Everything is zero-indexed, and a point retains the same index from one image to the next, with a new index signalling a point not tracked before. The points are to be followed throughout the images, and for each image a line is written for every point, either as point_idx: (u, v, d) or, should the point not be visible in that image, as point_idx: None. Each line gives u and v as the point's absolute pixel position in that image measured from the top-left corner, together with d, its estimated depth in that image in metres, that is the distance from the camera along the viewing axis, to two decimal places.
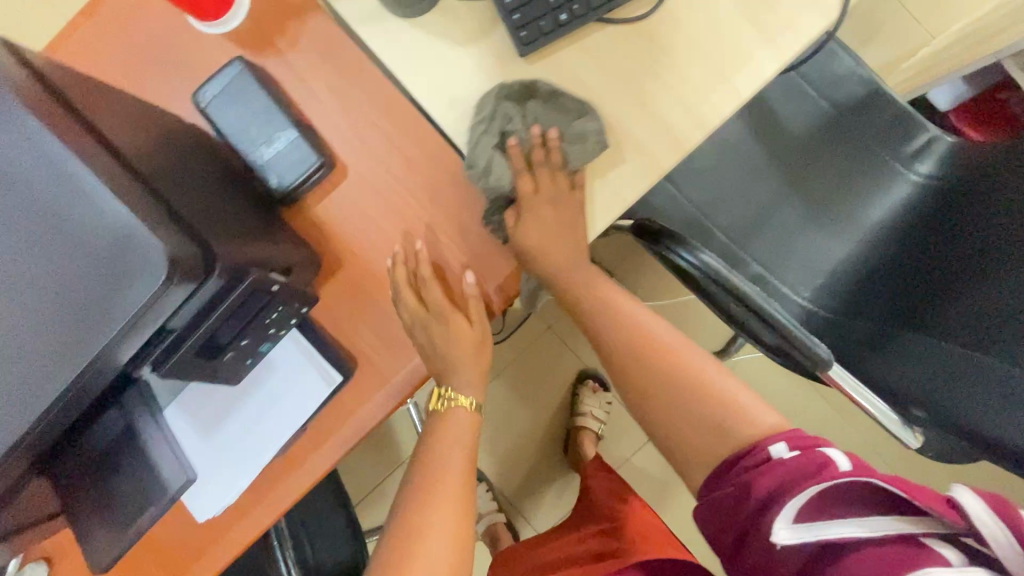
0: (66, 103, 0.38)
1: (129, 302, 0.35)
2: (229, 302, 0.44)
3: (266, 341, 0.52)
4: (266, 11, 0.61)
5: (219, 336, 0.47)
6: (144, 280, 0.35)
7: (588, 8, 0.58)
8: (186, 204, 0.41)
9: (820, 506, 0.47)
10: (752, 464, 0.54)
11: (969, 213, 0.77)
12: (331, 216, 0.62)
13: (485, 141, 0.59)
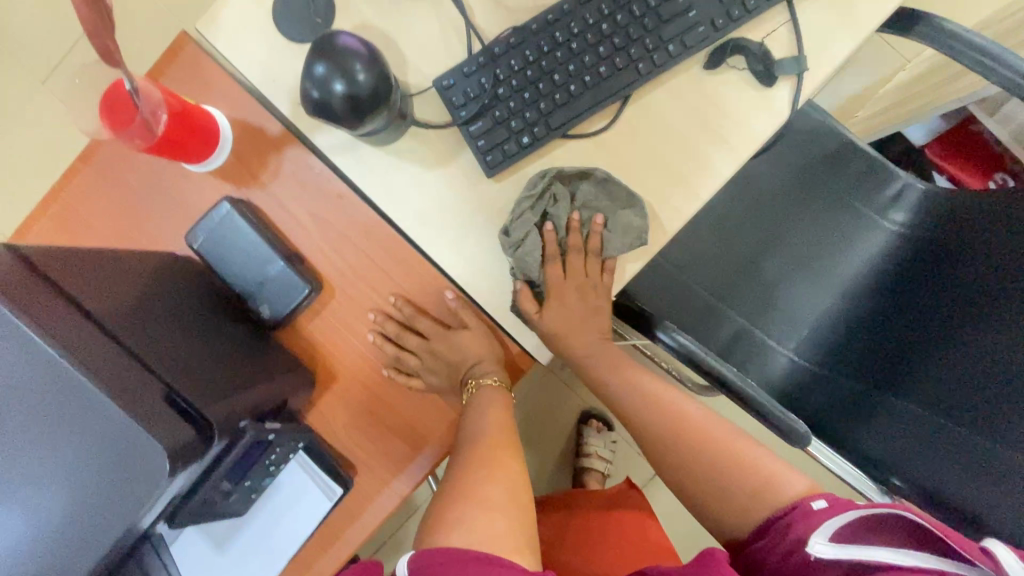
0: (80, 306, 0.43)
1: (133, 498, 0.39)
2: (234, 455, 0.48)
3: (267, 478, 0.56)
4: (248, 149, 0.66)
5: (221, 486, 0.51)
6: (150, 482, 0.39)
7: (548, 129, 0.61)
8: (185, 382, 0.46)
9: (861, 531, 0.50)
10: (786, 514, 0.56)
11: (958, 269, 0.78)
12: (321, 335, 0.66)
13: (529, 218, 0.61)
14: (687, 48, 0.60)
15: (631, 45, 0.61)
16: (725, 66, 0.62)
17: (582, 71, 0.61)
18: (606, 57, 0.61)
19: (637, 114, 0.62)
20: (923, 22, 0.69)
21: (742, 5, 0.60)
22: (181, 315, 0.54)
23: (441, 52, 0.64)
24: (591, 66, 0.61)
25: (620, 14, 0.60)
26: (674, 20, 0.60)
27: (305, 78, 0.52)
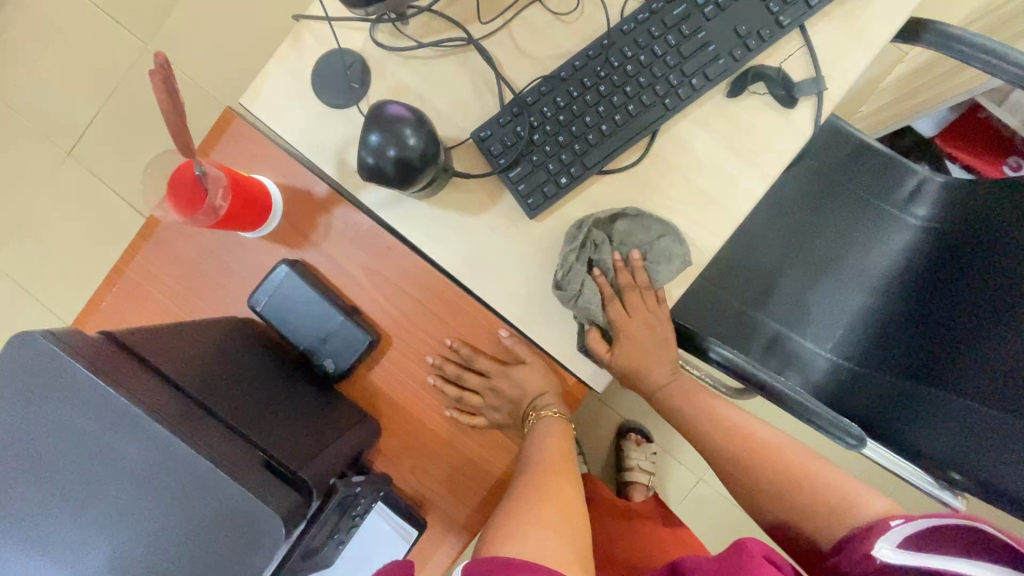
0: (180, 390, 0.47)
1: (253, 565, 0.41)
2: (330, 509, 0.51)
3: (354, 524, 0.58)
4: (298, 212, 0.69)
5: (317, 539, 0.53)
6: (273, 543, 0.41)
7: (584, 169, 0.64)
8: (280, 449, 0.48)
9: (934, 541, 0.51)
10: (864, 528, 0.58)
11: (981, 260, 0.80)
12: (383, 383, 0.68)
13: (577, 270, 0.63)
14: (710, 81, 0.63)
15: (655, 83, 0.64)
16: (747, 92, 0.65)
17: (612, 112, 0.64)
18: (633, 97, 0.64)
19: (667, 147, 0.65)
20: (929, 30, 0.72)
21: (759, 35, 0.63)
22: (260, 382, 0.57)
23: (474, 104, 0.67)
24: (619, 107, 0.64)
25: (643, 55, 0.64)
26: (694, 57, 0.63)
27: (360, 147, 0.55)
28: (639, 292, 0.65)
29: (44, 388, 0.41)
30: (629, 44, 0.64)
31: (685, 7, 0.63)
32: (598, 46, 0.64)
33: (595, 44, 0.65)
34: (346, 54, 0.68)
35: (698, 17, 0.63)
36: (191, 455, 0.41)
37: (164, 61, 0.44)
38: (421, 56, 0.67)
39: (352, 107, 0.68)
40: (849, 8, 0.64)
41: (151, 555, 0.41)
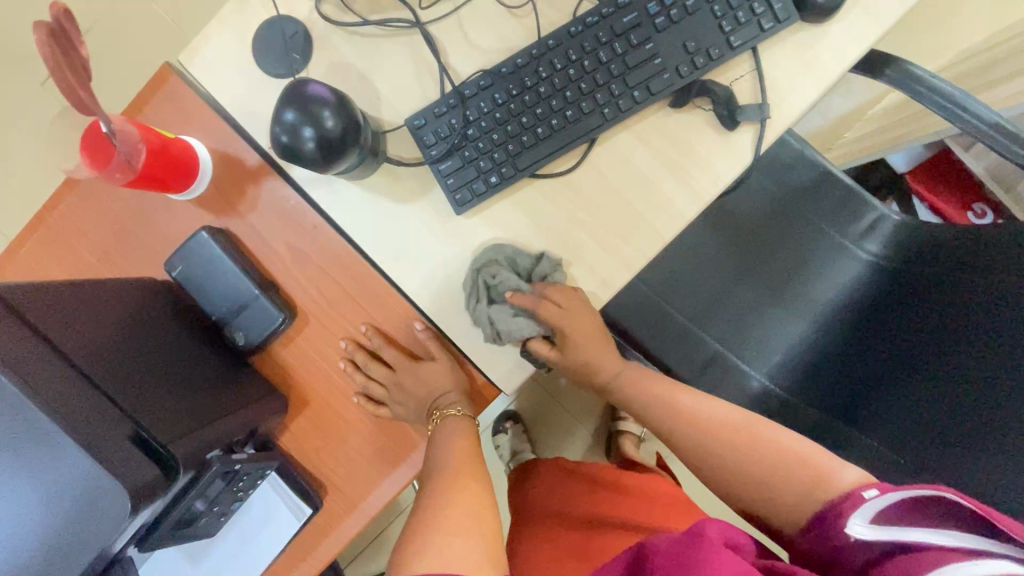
0: (56, 349, 0.46)
1: (97, 541, 0.42)
2: (205, 481, 0.52)
3: (236, 501, 0.59)
4: (226, 179, 0.68)
5: (201, 502, 0.54)
6: (113, 513, 0.42)
7: (513, 171, 0.63)
8: (155, 421, 0.48)
9: (910, 513, 0.47)
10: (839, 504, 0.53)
11: (927, 306, 0.80)
12: (295, 361, 0.68)
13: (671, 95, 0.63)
14: (652, 94, 0.62)
15: (597, 90, 0.62)
16: (691, 105, 0.64)
17: (550, 115, 0.63)
18: (573, 102, 0.63)
19: (601, 157, 0.64)
20: (893, 66, 0.70)
21: (708, 53, 0.62)
22: (157, 349, 0.56)
23: (414, 90, 0.66)
24: (557, 111, 0.63)
25: (587, 60, 0.62)
26: (640, 68, 0.62)
27: (276, 124, 0.54)
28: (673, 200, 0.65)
29: None
30: (575, 47, 0.63)
31: (634, 15, 0.62)
32: (543, 46, 0.63)
33: (541, 43, 0.63)
34: (287, 22, 0.65)
35: (647, 27, 0.62)
36: (51, 425, 0.42)
37: (58, 18, 0.44)
38: (363, 33, 0.66)
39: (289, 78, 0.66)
40: (804, 35, 0.63)
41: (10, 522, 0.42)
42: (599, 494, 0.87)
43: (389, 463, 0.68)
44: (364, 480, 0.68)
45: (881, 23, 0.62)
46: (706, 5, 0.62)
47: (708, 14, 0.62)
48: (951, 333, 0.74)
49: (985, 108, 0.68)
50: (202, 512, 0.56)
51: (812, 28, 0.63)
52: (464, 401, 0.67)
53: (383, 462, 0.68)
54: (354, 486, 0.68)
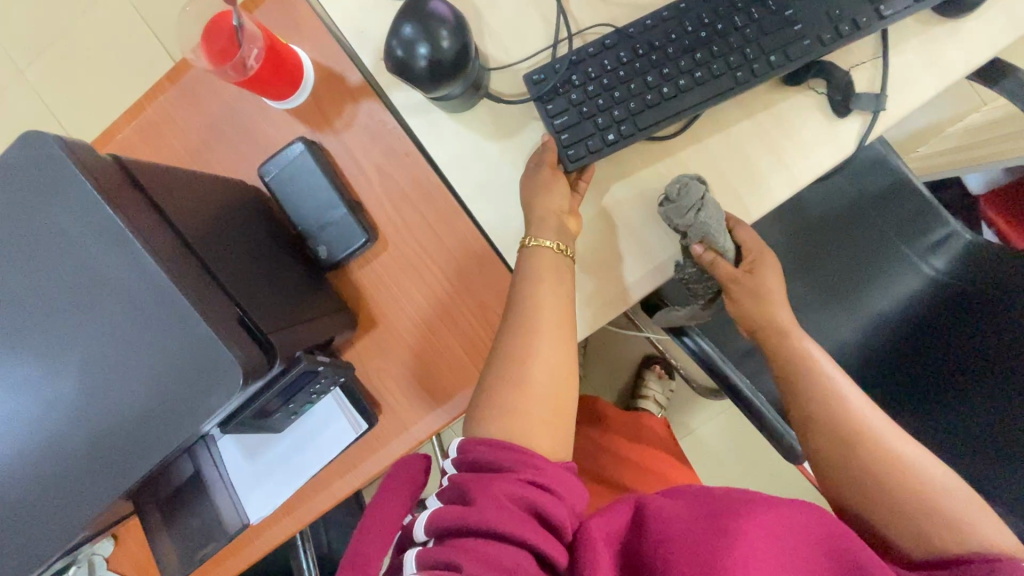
0: (172, 225, 0.47)
1: (205, 407, 0.44)
2: (291, 376, 0.54)
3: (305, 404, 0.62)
4: (327, 93, 0.68)
5: (271, 404, 0.57)
6: (224, 382, 0.44)
7: (627, 129, 0.62)
8: (255, 308, 0.51)
9: None
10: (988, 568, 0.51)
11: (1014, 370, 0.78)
12: (369, 283, 0.70)
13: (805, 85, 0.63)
14: (787, 61, 0.60)
15: (729, 54, 0.61)
16: (804, 86, 0.63)
17: (674, 73, 0.62)
18: (700, 63, 0.62)
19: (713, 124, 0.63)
20: (1009, 77, 0.68)
21: (845, 21, 0.60)
22: (251, 245, 0.58)
23: (525, 32, 0.66)
24: (679, 70, 0.62)
25: (719, 24, 0.62)
26: (774, 34, 0.61)
27: (392, 38, 0.55)
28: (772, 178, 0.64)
29: (59, 189, 0.44)
30: (707, 12, 0.62)
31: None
32: (674, 8, 0.63)
33: (672, 6, 0.63)
34: None
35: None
36: (169, 290, 0.44)
37: None
38: None
39: None
40: (934, 29, 0.61)
41: (125, 377, 0.45)
42: (632, 470, 0.91)
43: (443, 395, 0.70)
44: (419, 406, 0.70)
45: (1017, 26, 0.60)
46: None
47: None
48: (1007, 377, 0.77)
49: None
50: (270, 413, 0.59)
51: (943, 23, 0.61)
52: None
53: (439, 392, 0.70)
54: (408, 410, 0.70)
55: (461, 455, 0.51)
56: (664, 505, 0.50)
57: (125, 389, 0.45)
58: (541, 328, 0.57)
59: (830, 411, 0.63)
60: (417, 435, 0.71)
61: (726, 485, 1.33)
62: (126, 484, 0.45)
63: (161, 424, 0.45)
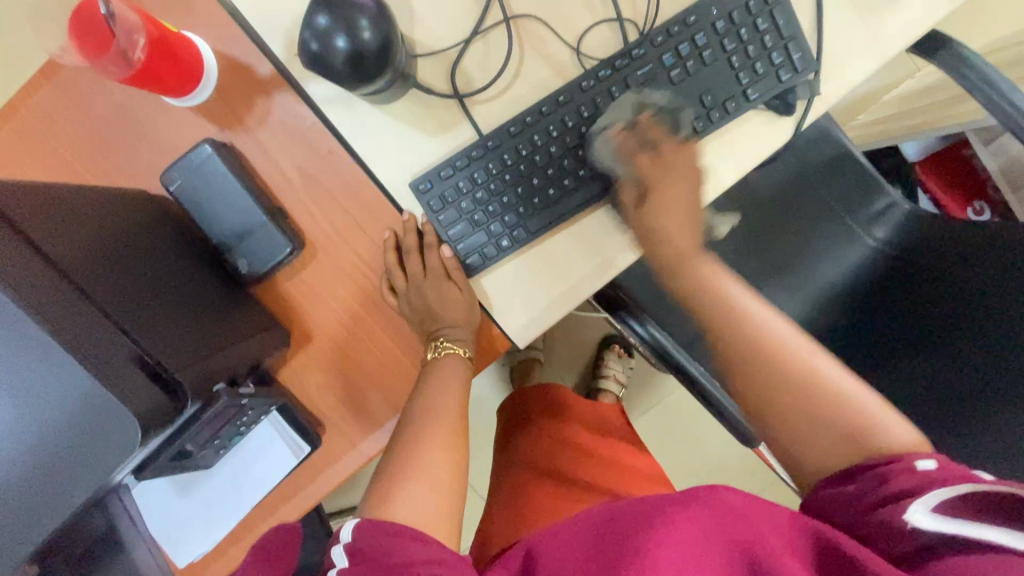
0: (52, 263, 0.41)
1: (102, 467, 0.40)
2: (205, 418, 0.49)
3: (233, 434, 0.58)
4: (234, 87, 0.61)
5: (191, 445, 0.52)
6: (119, 438, 0.40)
7: (520, 217, 0.61)
8: (161, 348, 0.45)
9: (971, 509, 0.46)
10: (887, 464, 0.54)
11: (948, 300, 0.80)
12: (299, 294, 0.64)
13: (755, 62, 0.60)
14: (698, 131, 0.60)
15: (630, 137, 0.60)
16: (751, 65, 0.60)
17: (571, 157, 0.60)
18: (598, 150, 0.60)
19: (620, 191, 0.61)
20: (946, 49, 0.68)
21: (749, 93, 0.59)
22: (160, 268, 0.52)
23: (452, 12, 0.61)
24: (572, 155, 0.60)
25: (616, 109, 0.59)
26: (676, 112, 0.59)
27: (305, 29, 0.48)
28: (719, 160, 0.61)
29: None
30: (604, 93, 0.60)
31: (684, 49, 0.59)
32: (569, 93, 0.60)
33: (574, 83, 0.60)
34: None
35: (694, 63, 0.59)
36: (49, 343, 0.39)
37: None
38: None
39: None
40: (873, 3, 0.59)
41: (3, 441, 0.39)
42: (591, 460, 0.93)
43: (389, 407, 0.66)
44: (366, 423, 0.66)
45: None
46: (757, 36, 0.59)
47: (758, 46, 0.59)
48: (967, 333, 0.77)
49: None
50: (194, 452, 0.54)
51: None
52: (471, 345, 0.64)
53: (386, 405, 0.66)
54: (354, 426, 0.66)
55: (355, 542, 0.48)
56: (553, 549, 0.52)
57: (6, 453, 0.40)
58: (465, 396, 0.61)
59: (766, 347, 0.60)
60: (366, 451, 0.66)
61: (687, 457, 1.36)
62: (15, 558, 0.41)
63: (53, 487, 0.40)
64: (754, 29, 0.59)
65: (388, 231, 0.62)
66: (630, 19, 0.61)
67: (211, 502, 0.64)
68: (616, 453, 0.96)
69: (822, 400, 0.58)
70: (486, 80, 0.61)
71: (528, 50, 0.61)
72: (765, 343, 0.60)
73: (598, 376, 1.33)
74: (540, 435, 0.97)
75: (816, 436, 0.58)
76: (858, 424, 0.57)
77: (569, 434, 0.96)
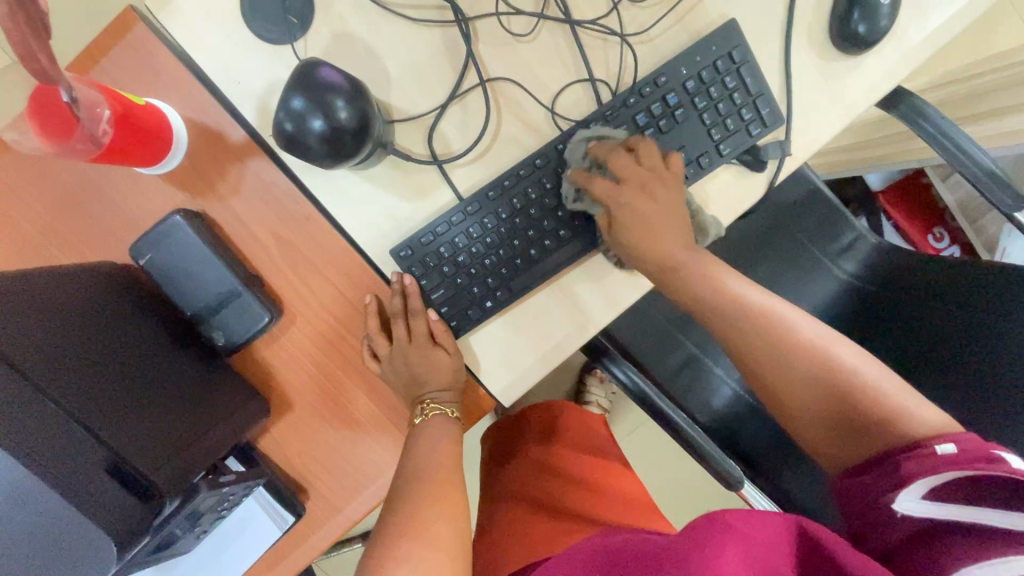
0: (24, 375, 0.39)
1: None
2: (191, 505, 0.50)
3: (214, 516, 0.57)
4: (205, 155, 0.59)
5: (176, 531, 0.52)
6: (92, 549, 0.40)
7: (504, 278, 0.60)
8: (134, 446, 0.44)
9: (968, 493, 0.46)
10: (902, 453, 0.51)
11: (935, 316, 0.81)
12: (278, 361, 0.63)
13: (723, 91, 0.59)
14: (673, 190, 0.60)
15: None
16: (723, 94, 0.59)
17: (551, 219, 0.60)
18: (576, 211, 0.60)
19: (602, 246, 0.62)
20: (903, 101, 0.70)
21: (722, 148, 0.60)
22: (134, 347, 0.50)
23: (427, 76, 0.60)
24: (553, 217, 0.60)
25: (593, 169, 0.60)
26: (651, 171, 0.60)
27: (279, 108, 0.48)
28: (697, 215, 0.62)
29: None
30: (581, 154, 0.59)
31: (657, 110, 0.59)
32: (547, 154, 0.59)
33: (550, 146, 0.60)
34: None
35: (667, 123, 0.59)
36: (18, 465, 0.37)
37: None
38: (375, 3, 0.59)
39: (289, 47, 0.59)
40: (838, 66, 0.61)
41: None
42: (580, 490, 0.88)
43: (373, 472, 0.64)
44: (349, 487, 0.64)
45: (911, 61, 0.61)
46: (727, 93, 0.59)
47: (728, 103, 0.59)
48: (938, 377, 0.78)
49: (977, 150, 0.69)
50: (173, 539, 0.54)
51: (846, 59, 0.61)
52: (457, 406, 0.63)
53: (369, 470, 0.64)
54: (336, 492, 0.64)
55: None
56: None
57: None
58: (452, 459, 0.60)
59: (771, 329, 0.59)
60: (350, 515, 0.65)
61: (669, 480, 1.36)
62: None
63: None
64: (727, 85, 0.59)
65: (368, 295, 0.61)
66: (605, 80, 0.61)
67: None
68: (602, 481, 0.90)
69: (816, 376, 0.58)
70: (464, 144, 0.61)
71: (505, 112, 0.61)
72: (773, 332, 0.59)
73: (581, 403, 1.33)
74: (523, 467, 0.93)
75: (827, 411, 0.57)
76: (867, 410, 0.55)
77: (552, 464, 0.92)
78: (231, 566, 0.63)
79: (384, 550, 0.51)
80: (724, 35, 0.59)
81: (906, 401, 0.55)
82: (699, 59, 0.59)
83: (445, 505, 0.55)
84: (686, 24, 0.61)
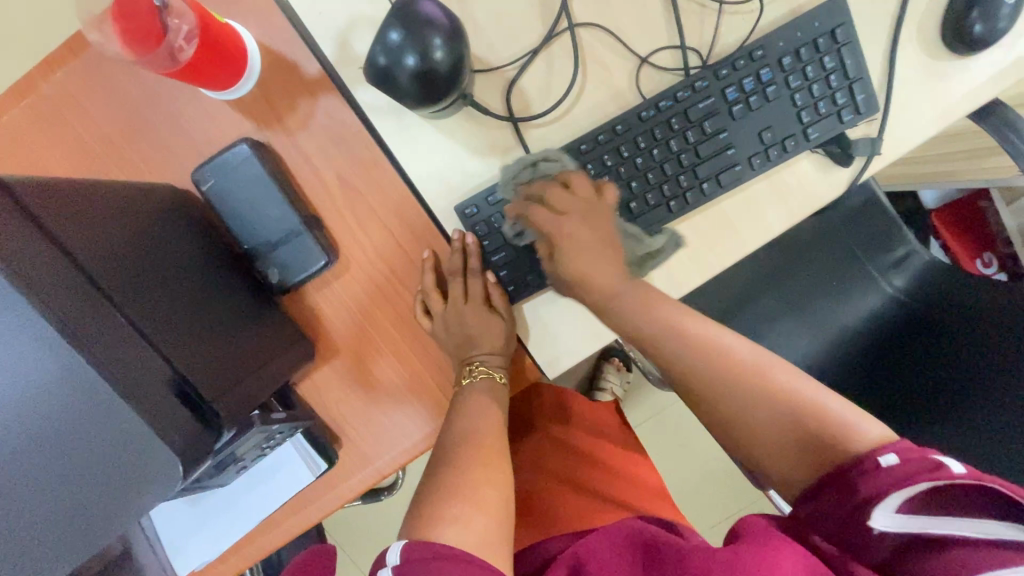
0: (85, 274, 0.38)
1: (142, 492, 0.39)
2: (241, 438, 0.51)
3: (260, 450, 0.58)
4: (276, 85, 0.57)
5: (232, 457, 0.54)
6: (161, 463, 0.38)
7: (568, 245, 0.58)
8: (193, 368, 0.43)
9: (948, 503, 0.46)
10: (850, 467, 0.49)
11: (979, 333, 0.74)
12: (327, 306, 0.61)
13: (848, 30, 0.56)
14: (753, 170, 0.58)
15: (683, 171, 0.58)
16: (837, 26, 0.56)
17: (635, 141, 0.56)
18: (651, 183, 0.58)
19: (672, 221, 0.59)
20: (996, 112, 0.67)
21: (810, 133, 0.57)
22: (192, 271, 0.49)
23: (514, 28, 0.58)
24: (624, 190, 0.58)
25: (674, 140, 0.57)
26: (734, 149, 0.57)
27: (373, 41, 0.46)
28: (779, 202, 0.59)
29: None
30: (663, 124, 0.57)
31: (749, 84, 0.57)
32: (630, 120, 0.57)
33: (632, 113, 0.58)
34: None
35: (757, 99, 0.57)
36: (91, 374, 0.36)
37: None
38: None
39: None
40: (943, 66, 0.58)
41: (19, 453, 0.37)
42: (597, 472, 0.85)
43: (410, 429, 0.63)
44: (384, 442, 0.63)
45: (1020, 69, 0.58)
46: (824, 74, 0.57)
47: (823, 85, 0.57)
48: (955, 414, 0.72)
49: None
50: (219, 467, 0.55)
51: (953, 59, 0.58)
52: (504, 372, 0.62)
53: (407, 426, 0.63)
54: (371, 444, 0.63)
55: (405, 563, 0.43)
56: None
57: (21, 468, 0.37)
58: (496, 425, 0.59)
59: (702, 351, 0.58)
60: (382, 470, 0.64)
61: (675, 475, 1.34)
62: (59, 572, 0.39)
63: (80, 507, 0.38)
64: (825, 65, 0.56)
65: (427, 251, 0.60)
66: (697, 49, 0.59)
67: (223, 514, 0.64)
68: (624, 466, 0.87)
69: (802, 408, 0.54)
70: (544, 104, 0.59)
71: (591, 75, 0.59)
72: (723, 362, 0.57)
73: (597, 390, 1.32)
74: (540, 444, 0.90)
75: (785, 437, 0.54)
76: (811, 415, 0.54)
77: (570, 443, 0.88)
78: (260, 504, 0.63)
79: (428, 509, 0.50)
80: (829, 14, 0.56)
81: (851, 422, 0.52)
82: (800, 36, 0.56)
83: (492, 473, 0.54)
84: (790, 2, 0.58)
